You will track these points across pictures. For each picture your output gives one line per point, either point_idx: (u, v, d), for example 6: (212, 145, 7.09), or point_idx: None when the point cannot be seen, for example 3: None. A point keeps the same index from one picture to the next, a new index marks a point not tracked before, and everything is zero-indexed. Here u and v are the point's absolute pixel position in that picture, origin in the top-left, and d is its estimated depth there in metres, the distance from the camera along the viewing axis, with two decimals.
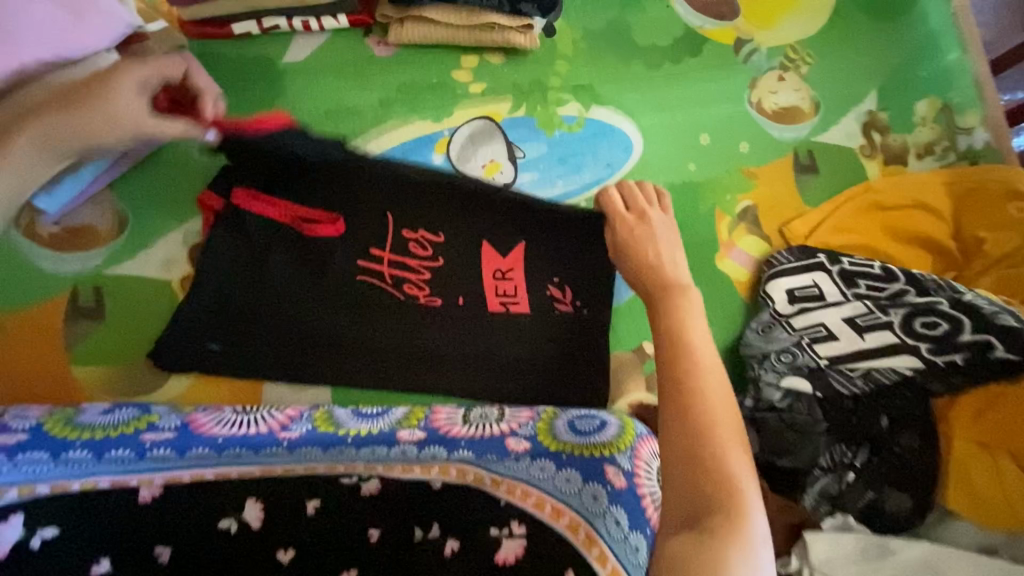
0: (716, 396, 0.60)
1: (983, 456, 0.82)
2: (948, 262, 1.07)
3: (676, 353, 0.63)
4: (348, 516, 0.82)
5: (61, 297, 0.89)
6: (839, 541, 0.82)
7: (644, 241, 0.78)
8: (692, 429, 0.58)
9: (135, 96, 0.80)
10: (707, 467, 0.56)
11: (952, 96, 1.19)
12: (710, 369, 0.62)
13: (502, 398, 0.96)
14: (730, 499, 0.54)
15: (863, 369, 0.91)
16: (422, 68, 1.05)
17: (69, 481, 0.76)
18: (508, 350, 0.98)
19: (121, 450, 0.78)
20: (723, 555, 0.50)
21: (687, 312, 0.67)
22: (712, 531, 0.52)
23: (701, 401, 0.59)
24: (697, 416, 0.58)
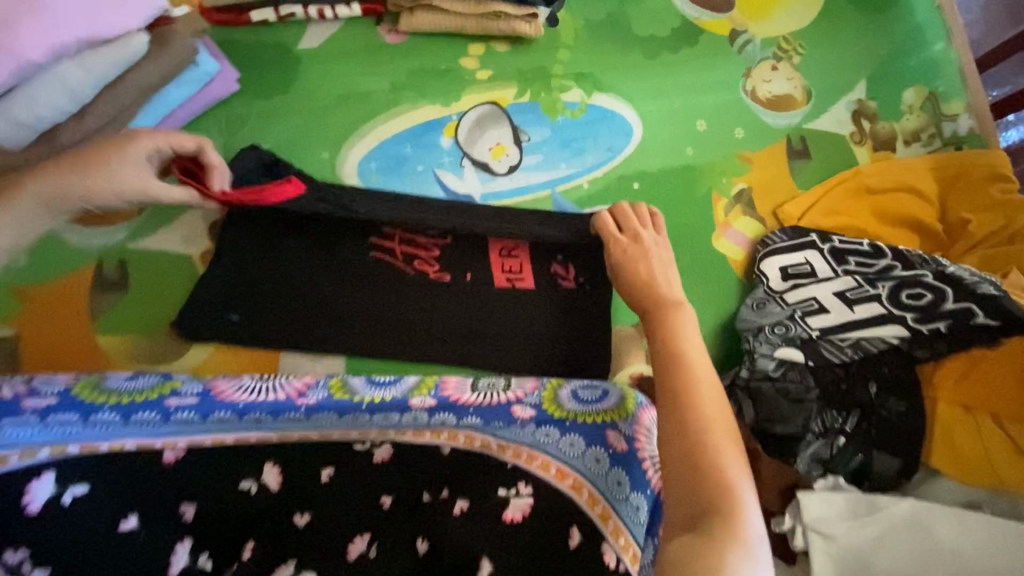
0: (711, 405, 0.62)
1: (965, 418, 0.89)
2: (935, 242, 1.11)
3: (671, 365, 0.66)
4: (362, 482, 0.85)
5: (85, 269, 0.93)
6: (832, 499, 0.87)
7: (638, 257, 0.81)
8: (690, 437, 0.60)
9: (142, 164, 0.81)
10: (706, 474, 0.58)
11: (938, 85, 1.24)
12: (705, 379, 0.64)
13: (508, 368, 1.00)
14: (728, 501, 0.56)
15: (852, 339, 0.96)
16: (431, 55, 1.10)
17: (97, 442, 0.78)
18: (515, 322, 1.02)
19: (147, 413, 0.79)
20: (723, 557, 0.52)
21: (680, 324, 0.70)
22: (712, 533, 0.54)
23: (697, 410, 0.62)
24: (693, 424, 0.61)
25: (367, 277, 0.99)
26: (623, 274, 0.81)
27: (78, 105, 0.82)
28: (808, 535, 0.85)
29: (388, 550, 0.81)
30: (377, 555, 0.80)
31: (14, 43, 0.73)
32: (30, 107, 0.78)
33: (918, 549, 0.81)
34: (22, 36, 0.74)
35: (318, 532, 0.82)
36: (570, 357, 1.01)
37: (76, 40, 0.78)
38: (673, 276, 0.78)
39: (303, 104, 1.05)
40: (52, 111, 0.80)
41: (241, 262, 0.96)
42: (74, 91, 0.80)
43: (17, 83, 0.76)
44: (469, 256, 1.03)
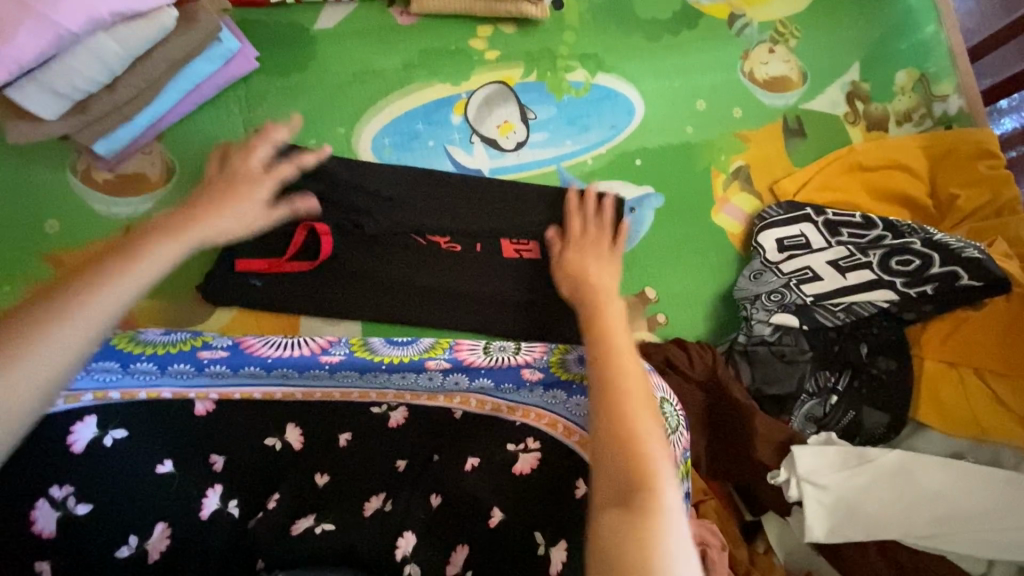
0: (637, 395, 0.66)
1: (950, 373, 0.97)
2: (925, 217, 1.16)
3: (602, 359, 0.70)
4: (377, 441, 0.88)
5: (115, 237, 1.00)
6: (824, 452, 0.91)
7: (585, 262, 0.88)
8: (618, 422, 0.62)
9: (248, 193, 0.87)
10: (631, 454, 0.59)
11: (929, 66, 1.29)
12: (632, 372, 0.68)
13: (514, 333, 1.05)
14: (651, 479, 0.57)
15: (845, 304, 1.02)
16: (442, 35, 1.14)
17: (136, 389, 0.81)
18: (517, 289, 1.06)
19: (182, 364, 0.82)
20: (648, 526, 0.53)
21: (611, 325, 0.75)
22: (638, 507, 0.55)
23: (624, 398, 0.65)
24: (620, 408, 0.64)
25: (383, 247, 1.05)
26: (568, 271, 0.88)
27: (111, 77, 0.88)
28: (802, 486, 0.88)
29: (403, 504, 0.82)
30: (393, 507, 0.81)
31: (54, 14, 0.79)
32: (67, 77, 0.84)
33: (903, 496, 0.88)
34: (62, 9, 0.79)
35: (338, 488, 0.84)
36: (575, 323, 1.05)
37: (110, 14, 0.82)
38: (611, 282, 0.84)
39: (319, 83, 1.10)
40: (87, 82, 0.86)
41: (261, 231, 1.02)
42: (107, 63, 0.85)
43: (57, 54, 0.82)
44: (478, 230, 1.07)
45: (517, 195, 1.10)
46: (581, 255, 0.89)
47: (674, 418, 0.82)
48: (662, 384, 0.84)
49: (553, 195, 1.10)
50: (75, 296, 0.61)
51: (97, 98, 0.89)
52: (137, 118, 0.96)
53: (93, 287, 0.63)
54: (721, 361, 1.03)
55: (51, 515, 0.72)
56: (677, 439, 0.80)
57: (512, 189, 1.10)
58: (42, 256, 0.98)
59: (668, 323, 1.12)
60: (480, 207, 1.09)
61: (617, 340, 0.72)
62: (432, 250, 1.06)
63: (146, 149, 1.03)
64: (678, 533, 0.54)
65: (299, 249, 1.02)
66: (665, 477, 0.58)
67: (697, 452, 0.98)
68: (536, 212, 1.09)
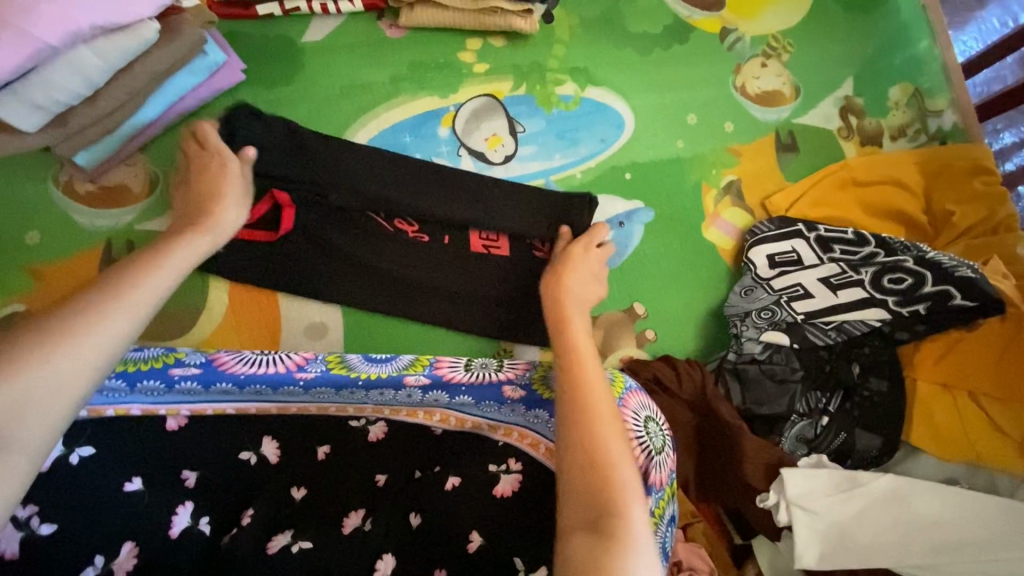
0: (604, 415, 0.65)
1: (945, 396, 0.95)
2: (920, 234, 1.14)
3: (572, 378, 0.69)
4: (357, 458, 0.85)
5: (96, 249, 0.99)
6: (815, 476, 0.89)
7: (568, 266, 0.92)
8: (587, 445, 0.62)
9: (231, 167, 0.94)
10: (601, 478, 0.60)
11: (923, 82, 1.28)
12: (601, 391, 0.68)
13: (497, 334, 1.06)
14: (620, 504, 0.58)
15: (836, 322, 1.01)
16: (431, 49, 1.14)
17: (103, 407, 0.81)
18: (492, 285, 1.06)
19: (151, 381, 0.81)
20: (616, 557, 0.53)
21: (579, 339, 0.75)
22: (609, 534, 0.56)
23: (592, 420, 0.64)
24: (589, 430, 0.63)
25: (370, 248, 1.05)
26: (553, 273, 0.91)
27: (92, 89, 0.87)
28: (792, 511, 0.86)
29: (382, 522, 0.77)
30: (372, 527, 0.77)
31: (31, 27, 0.75)
32: (47, 90, 0.82)
33: (896, 521, 0.86)
34: (38, 20, 0.75)
35: (315, 505, 0.80)
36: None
37: (91, 26, 0.79)
38: (579, 294, 0.87)
39: (308, 94, 1.09)
40: (67, 94, 0.85)
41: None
42: (87, 75, 0.84)
43: (36, 66, 0.79)
44: (453, 220, 1.06)
45: (500, 195, 1.08)
46: (570, 261, 0.93)
47: (660, 437, 0.79)
48: (646, 404, 0.83)
49: (526, 192, 1.09)
50: (81, 312, 0.61)
51: (78, 111, 0.88)
52: (119, 129, 0.96)
53: (101, 304, 0.62)
54: (710, 379, 1.00)
55: (14, 535, 0.70)
56: (663, 460, 0.78)
57: (486, 181, 1.08)
58: (22, 268, 0.97)
59: (656, 339, 1.10)
60: (457, 204, 1.06)
61: (586, 357, 0.72)
62: (407, 244, 1.06)
63: (130, 161, 1.03)
64: (646, 558, 0.56)
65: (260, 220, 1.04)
66: (633, 501, 0.59)
67: (686, 473, 0.97)
68: (509, 203, 1.07)
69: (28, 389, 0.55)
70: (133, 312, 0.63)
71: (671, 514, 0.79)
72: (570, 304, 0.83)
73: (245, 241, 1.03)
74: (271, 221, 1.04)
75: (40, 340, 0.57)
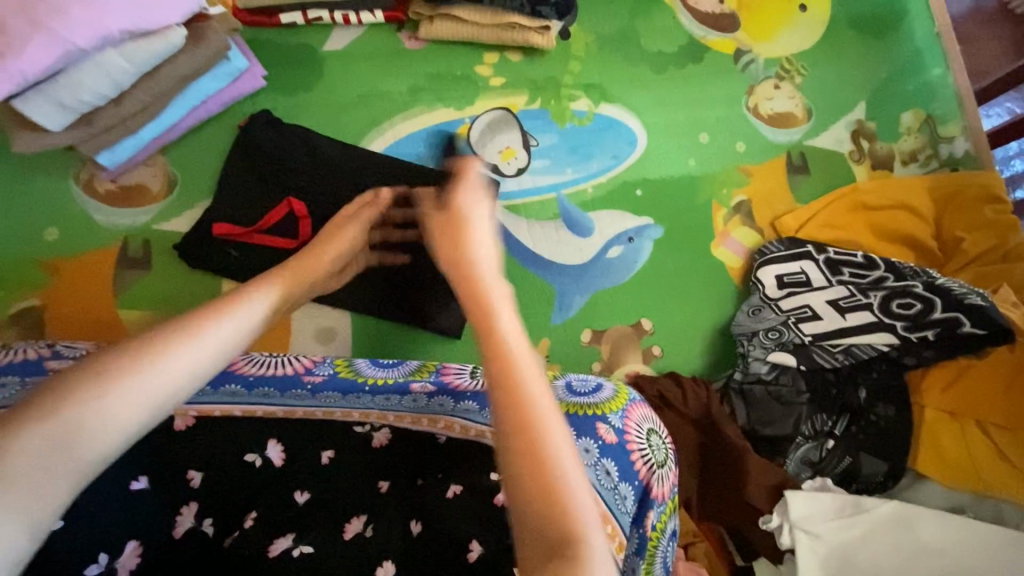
0: (543, 406, 0.51)
1: (952, 423, 0.94)
2: (929, 259, 1.14)
3: (496, 358, 0.53)
4: (360, 464, 0.84)
5: (113, 247, 1.01)
6: (818, 499, 0.89)
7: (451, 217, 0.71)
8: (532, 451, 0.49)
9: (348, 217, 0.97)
10: (552, 495, 0.47)
11: (935, 108, 1.28)
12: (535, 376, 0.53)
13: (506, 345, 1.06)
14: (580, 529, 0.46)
15: (844, 345, 1.00)
16: (449, 61, 1.16)
17: None
18: None
19: None
20: None
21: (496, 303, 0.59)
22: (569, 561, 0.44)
23: (528, 415, 0.50)
24: (526, 432, 0.49)
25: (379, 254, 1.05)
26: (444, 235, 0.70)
27: (118, 91, 0.89)
28: (795, 533, 0.86)
29: (384, 529, 0.77)
30: (374, 533, 0.76)
31: (63, 29, 0.78)
32: (73, 90, 0.84)
33: (901, 548, 0.85)
34: (72, 24, 0.78)
35: (318, 509, 0.79)
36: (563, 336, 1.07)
37: (121, 31, 0.82)
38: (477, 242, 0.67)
39: (325, 102, 1.11)
40: (93, 96, 0.87)
41: (237, 201, 1.03)
42: (114, 78, 0.86)
43: (65, 68, 0.82)
44: None
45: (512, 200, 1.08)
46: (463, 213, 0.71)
47: (662, 450, 0.80)
48: (648, 416, 0.82)
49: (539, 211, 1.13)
50: (151, 350, 0.56)
51: (103, 111, 0.90)
52: (141, 130, 0.98)
53: (176, 338, 0.58)
54: (716, 398, 1.01)
55: None
56: (665, 473, 0.78)
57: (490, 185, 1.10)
58: (40, 263, 0.99)
59: (663, 355, 1.10)
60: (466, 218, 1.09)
61: (507, 328, 0.56)
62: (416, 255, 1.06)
63: (150, 162, 1.04)
64: None
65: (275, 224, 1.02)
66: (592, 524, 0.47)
67: (689, 493, 0.97)
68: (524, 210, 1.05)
69: (85, 420, 0.51)
70: (208, 349, 0.59)
71: (671, 529, 0.80)
72: (476, 252, 0.66)
73: (261, 246, 1.01)
74: (286, 228, 1.02)
75: (104, 374, 0.53)
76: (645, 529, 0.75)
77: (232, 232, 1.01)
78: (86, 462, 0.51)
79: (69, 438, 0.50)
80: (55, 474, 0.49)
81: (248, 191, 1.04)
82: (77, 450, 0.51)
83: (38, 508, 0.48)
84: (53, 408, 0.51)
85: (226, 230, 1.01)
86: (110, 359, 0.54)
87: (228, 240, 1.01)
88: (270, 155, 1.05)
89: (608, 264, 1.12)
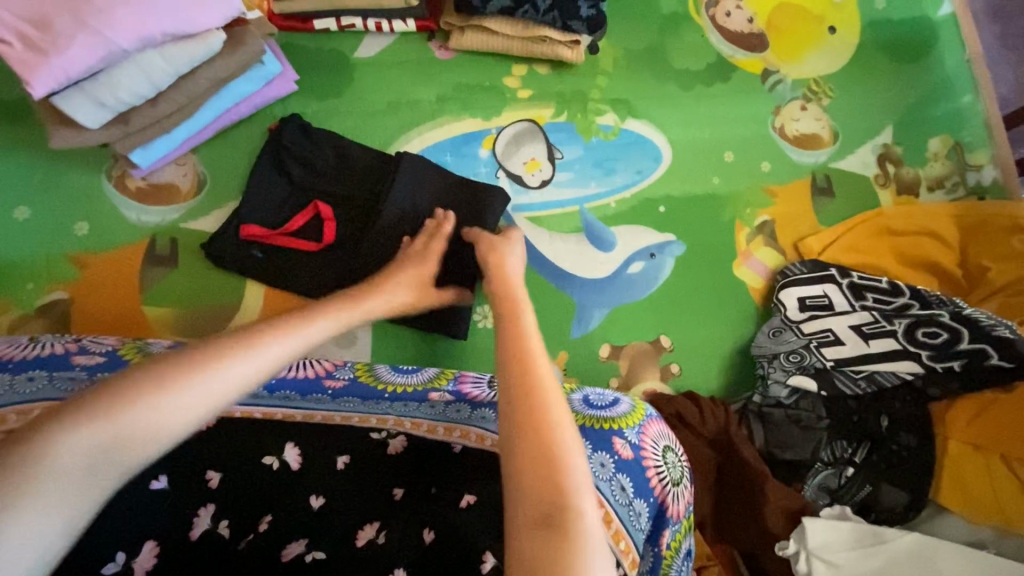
0: (560, 433, 0.57)
1: (977, 457, 0.92)
2: (954, 287, 1.12)
3: (520, 388, 0.60)
4: (375, 471, 0.82)
5: (141, 243, 1.03)
6: (837, 527, 0.88)
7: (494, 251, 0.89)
8: (530, 467, 0.54)
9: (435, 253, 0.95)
10: (553, 505, 0.52)
11: (964, 136, 1.27)
12: (554, 405, 0.60)
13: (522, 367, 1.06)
14: (573, 534, 0.50)
15: (867, 372, 1.00)
16: (478, 72, 1.17)
17: None
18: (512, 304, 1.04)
19: None
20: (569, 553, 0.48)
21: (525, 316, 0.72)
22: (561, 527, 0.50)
23: (535, 398, 0.59)
24: (533, 414, 0.58)
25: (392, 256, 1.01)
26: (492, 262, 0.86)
27: (155, 91, 0.90)
28: (812, 561, 0.85)
29: (397, 536, 0.75)
30: (387, 541, 0.75)
31: (107, 30, 0.79)
32: (113, 90, 0.85)
33: None
34: (116, 26, 0.80)
35: (332, 514, 0.78)
36: (582, 352, 1.09)
37: (162, 34, 0.83)
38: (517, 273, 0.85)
39: (354, 108, 1.12)
40: (132, 95, 0.88)
41: (264, 200, 1.04)
42: (152, 78, 0.87)
43: (106, 67, 0.83)
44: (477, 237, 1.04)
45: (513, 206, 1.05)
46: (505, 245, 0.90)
47: (677, 468, 0.79)
48: (665, 434, 0.82)
49: (558, 225, 1.13)
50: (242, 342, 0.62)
51: (139, 111, 0.91)
52: (173, 130, 0.99)
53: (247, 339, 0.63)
54: (733, 419, 1.00)
55: None
56: (680, 491, 0.78)
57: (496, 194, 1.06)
58: (68, 256, 1.01)
59: (681, 373, 1.10)
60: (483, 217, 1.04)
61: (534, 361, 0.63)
62: None
63: (180, 161, 1.06)
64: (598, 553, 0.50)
65: (303, 228, 1.04)
66: (594, 543, 0.50)
67: (703, 513, 0.97)
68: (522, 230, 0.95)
69: (133, 421, 0.54)
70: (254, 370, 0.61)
71: (687, 548, 0.79)
72: (518, 299, 0.77)
73: (288, 248, 1.02)
74: (313, 231, 1.04)
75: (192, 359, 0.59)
76: (660, 547, 0.75)
77: (261, 234, 1.01)
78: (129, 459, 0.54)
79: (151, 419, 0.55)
80: (98, 473, 0.52)
81: (275, 192, 1.05)
82: (123, 451, 0.54)
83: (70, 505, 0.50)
84: (108, 409, 0.54)
85: (252, 231, 1.01)
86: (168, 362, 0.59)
87: (256, 243, 1.02)
88: (293, 155, 1.05)
89: (630, 280, 1.12)
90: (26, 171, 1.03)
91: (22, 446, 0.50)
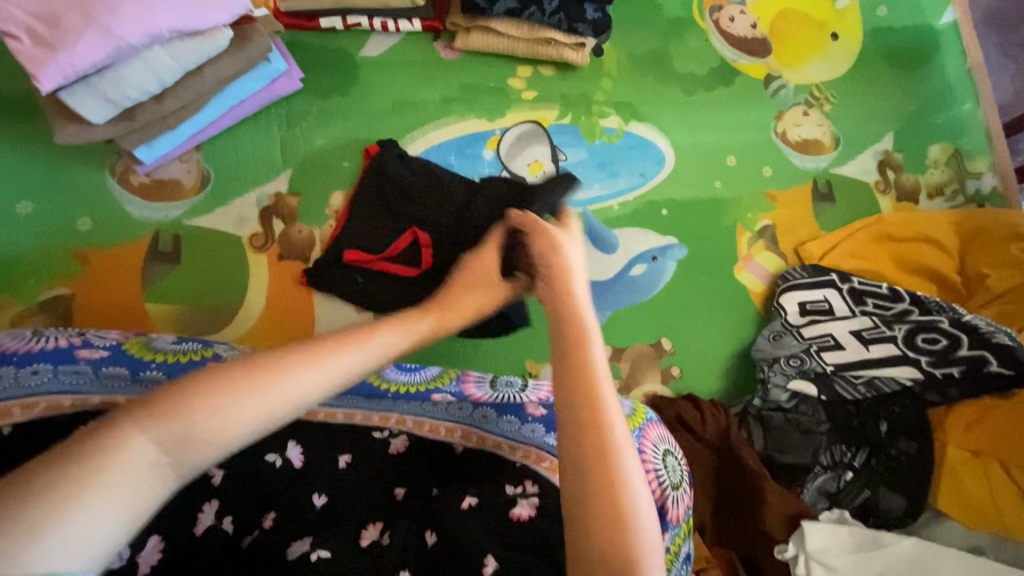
0: (634, 473, 0.52)
1: (975, 463, 0.93)
2: (953, 294, 1.13)
3: (584, 415, 0.53)
4: (378, 470, 0.83)
5: (143, 240, 1.02)
6: (836, 531, 0.89)
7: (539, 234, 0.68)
8: (601, 506, 0.49)
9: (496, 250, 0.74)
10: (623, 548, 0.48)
11: (963, 143, 1.29)
12: (624, 439, 0.53)
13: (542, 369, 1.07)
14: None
15: (866, 377, 1.00)
16: (483, 73, 1.17)
17: (113, 396, 0.74)
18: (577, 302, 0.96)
19: (157, 371, 0.76)
20: None
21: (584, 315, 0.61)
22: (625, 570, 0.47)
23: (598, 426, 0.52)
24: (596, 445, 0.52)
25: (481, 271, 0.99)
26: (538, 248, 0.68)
27: (161, 87, 0.90)
28: (811, 565, 0.86)
29: (401, 538, 0.74)
30: (391, 541, 0.74)
31: (115, 26, 0.79)
32: (119, 86, 0.85)
33: None
34: (124, 22, 0.80)
35: (338, 512, 0.78)
36: None
37: (169, 30, 0.83)
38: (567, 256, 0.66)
39: (359, 107, 1.12)
40: (138, 91, 0.87)
41: (365, 227, 1.06)
42: (159, 74, 0.87)
43: (112, 63, 0.83)
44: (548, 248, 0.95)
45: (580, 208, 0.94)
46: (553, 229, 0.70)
47: (677, 472, 0.80)
48: (665, 438, 0.83)
49: None
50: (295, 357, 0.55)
51: (144, 107, 0.91)
52: (179, 126, 0.99)
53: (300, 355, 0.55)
54: (734, 423, 1.01)
55: None
56: (680, 496, 0.78)
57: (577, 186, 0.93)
58: (70, 252, 1.00)
59: (682, 376, 1.10)
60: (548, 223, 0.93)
61: (601, 381, 0.55)
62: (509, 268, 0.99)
63: (185, 158, 1.06)
64: None
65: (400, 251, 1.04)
66: None
67: (703, 517, 0.97)
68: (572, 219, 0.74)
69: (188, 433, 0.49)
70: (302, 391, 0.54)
71: (685, 552, 0.79)
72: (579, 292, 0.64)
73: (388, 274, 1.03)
74: (411, 256, 1.03)
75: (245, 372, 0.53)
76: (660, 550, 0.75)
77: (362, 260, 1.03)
78: (197, 464, 0.51)
79: (189, 437, 0.49)
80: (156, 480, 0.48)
81: (376, 218, 1.06)
82: (185, 460, 0.50)
83: (132, 509, 0.46)
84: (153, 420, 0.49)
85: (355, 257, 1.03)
86: (214, 376, 0.52)
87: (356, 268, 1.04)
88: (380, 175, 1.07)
89: (632, 282, 1.13)
90: (27, 166, 1.02)
91: (90, 440, 0.47)
